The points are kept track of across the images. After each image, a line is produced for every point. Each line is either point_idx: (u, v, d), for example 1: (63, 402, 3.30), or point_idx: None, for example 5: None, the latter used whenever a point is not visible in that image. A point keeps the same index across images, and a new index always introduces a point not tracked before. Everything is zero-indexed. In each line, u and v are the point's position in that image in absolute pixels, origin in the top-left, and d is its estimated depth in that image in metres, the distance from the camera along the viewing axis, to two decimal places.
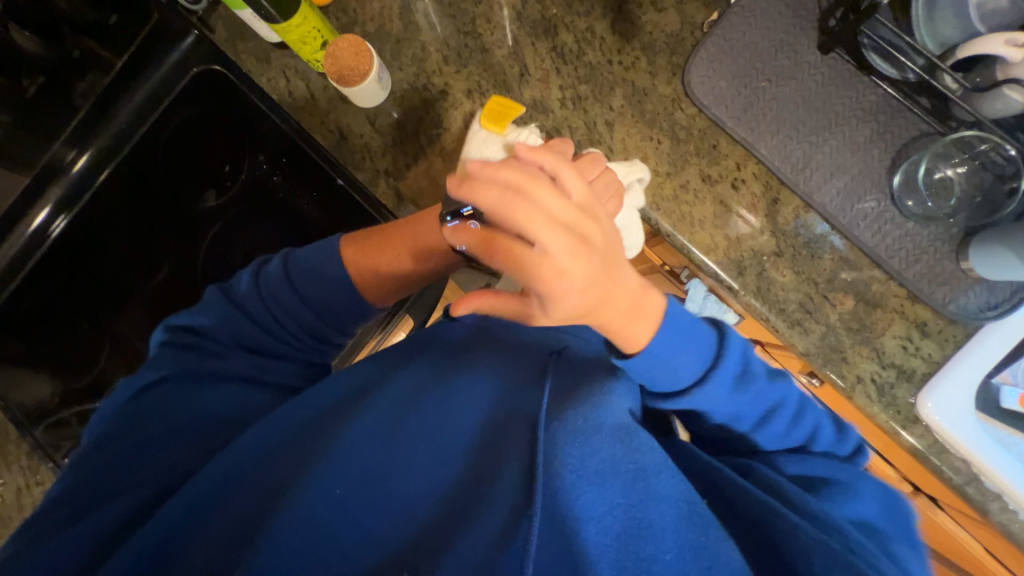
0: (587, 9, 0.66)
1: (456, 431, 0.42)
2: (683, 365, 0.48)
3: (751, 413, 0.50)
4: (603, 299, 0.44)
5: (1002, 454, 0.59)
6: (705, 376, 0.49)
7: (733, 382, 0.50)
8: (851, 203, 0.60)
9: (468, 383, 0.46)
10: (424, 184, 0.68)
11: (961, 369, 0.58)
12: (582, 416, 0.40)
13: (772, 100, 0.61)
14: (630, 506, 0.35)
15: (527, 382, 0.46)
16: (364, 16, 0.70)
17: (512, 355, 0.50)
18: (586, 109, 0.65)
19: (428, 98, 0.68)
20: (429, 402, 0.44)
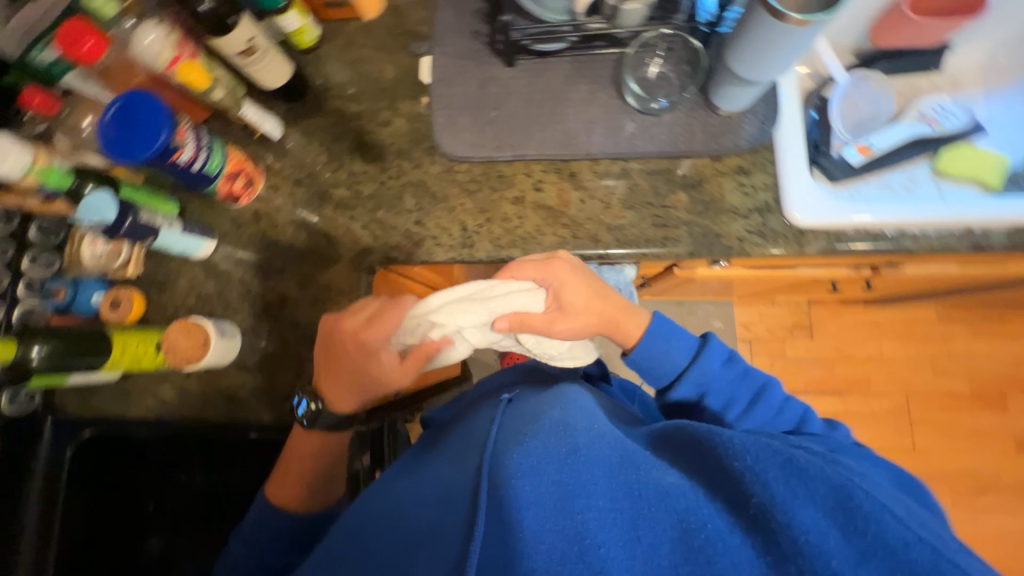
0: (340, 163, 0.75)
1: (428, 485, 0.54)
2: (680, 350, 0.67)
3: (741, 395, 0.66)
4: (599, 310, 0.65)
5: (869, 207, 0.64)
6: (697, 359, 0.66)
7: (724, 363, 0.67)
8: (620, 134, 0.69)
9: (443, 460, 0.58)
10: (322, 379, 0.70)
11: (791, 184, 0.65)
12: (519, 430, 0.49)
13: (507, 119, 0.71)
14: (563, 478, 0.41)
15: (481, 434, 0.56)
16: (180, 297, 0.74)
17: (472, 425, 0.62)
18: (395, 226, 0.71)
19: (274, 314, 0.72)
20: (411, 480, 0.58)
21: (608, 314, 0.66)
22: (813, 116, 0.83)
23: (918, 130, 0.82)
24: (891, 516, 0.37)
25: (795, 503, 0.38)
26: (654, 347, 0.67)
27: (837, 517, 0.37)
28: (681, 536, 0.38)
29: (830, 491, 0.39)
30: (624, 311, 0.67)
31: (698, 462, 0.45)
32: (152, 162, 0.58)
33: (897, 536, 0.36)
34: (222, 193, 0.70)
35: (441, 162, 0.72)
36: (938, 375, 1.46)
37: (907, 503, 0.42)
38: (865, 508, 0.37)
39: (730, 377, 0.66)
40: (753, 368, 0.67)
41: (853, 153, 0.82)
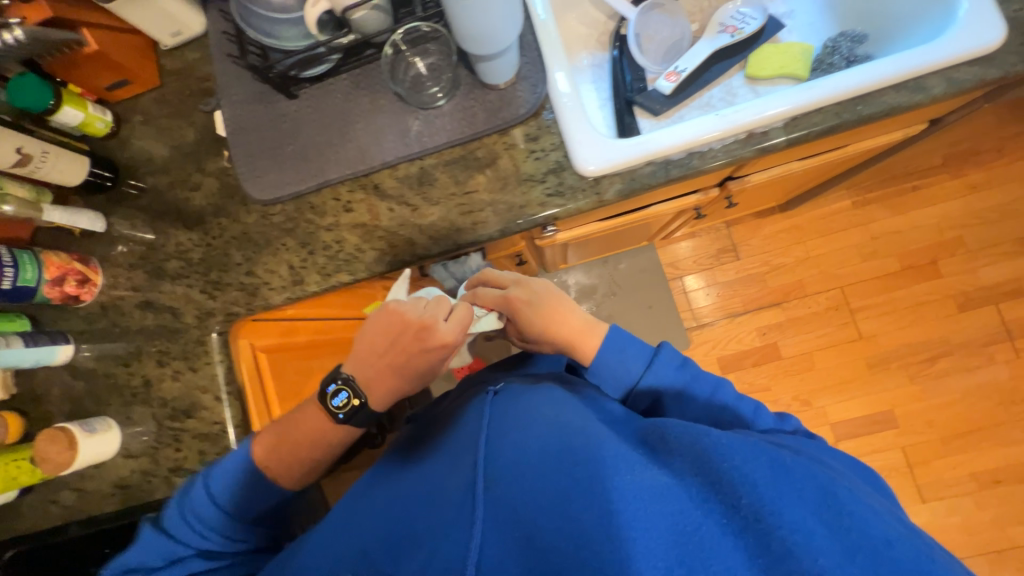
0: (166, 236, 0.76)
1: (407, 492, 0.53)
2: (635, 356, 0.64)
3: (697, 396, 0.62)
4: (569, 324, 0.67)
5: (681, 131, 0.64)
6: (651, 365, 0.63)
7: (677, 368, 0.64)
8: (408, 136, 0.69)
9: (419, 468, 0.56)
10: (200, 445, 0.72)
11: (629, 148, 0.65)
12: (513, 423, 0.52)
13: (303, 150, 0.72)
14: (557, 483, 0.44)
15: (464, 436, 0.55)
16: (55, 406, 0.76)
17: (448, 428, 0.60)
18: (230, 282, 0.73)
19: (143, 397, 0.74)
20: (386, 487, 0.56)
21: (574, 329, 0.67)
22: (616, 55, 0.84)
23: (720, 42, 0.81)
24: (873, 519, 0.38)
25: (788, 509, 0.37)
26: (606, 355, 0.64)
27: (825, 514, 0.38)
28: (677, 536, 0.38)
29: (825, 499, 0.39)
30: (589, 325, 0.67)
31: (691, 457, 0.42)
32: None
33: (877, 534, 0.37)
34: (56, 297, 0.72)
35: (257, 210, 0.74)
36: (867, 259, 1.45)
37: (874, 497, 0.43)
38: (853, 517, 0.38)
39: (691, 381, 0.63)
40: (707, 370, 0.64)
41: (663, 83, 0.81)
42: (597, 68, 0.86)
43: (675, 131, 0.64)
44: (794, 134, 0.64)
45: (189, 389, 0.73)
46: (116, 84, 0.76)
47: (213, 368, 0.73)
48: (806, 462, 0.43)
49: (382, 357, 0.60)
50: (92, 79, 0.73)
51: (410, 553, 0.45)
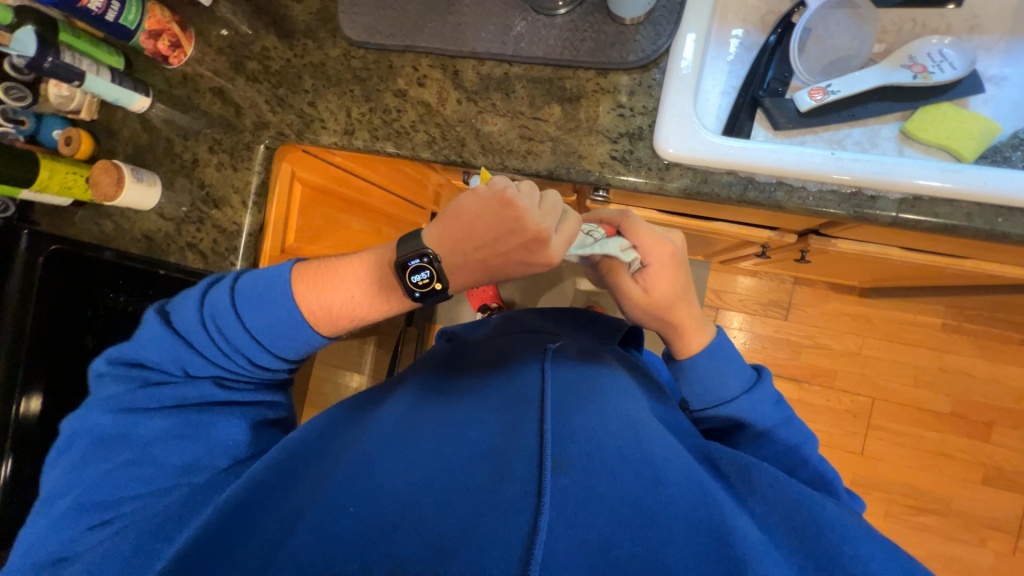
0: (257, 35, 0.77)
1: (467, 426, 0.52)
2: (733, 371, 0.62)
3: (779, 436, 0.61)
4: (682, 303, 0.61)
5: (790, 154, 0.56)
6: (747, 394, 0.61)
7: (772, 407, 0.62)
8: (508, 34, 0.65)
9: (479, 404, 0.56)
10: (215, 234, 0.79)
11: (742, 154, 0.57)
12: (576, 406, 0.53)
13: (405, 5, 0.69)
14: (644, 499, 0.44)
15: (530, 392, 0.55)
16: (121, 145, 0.84)
17: (507, 372, 0.60)
18: (290, 103, 0.75)
19: (187, 172, 0.80)
20: (442, 407, 0.56)
21: (683, 317, 0.62)
22: (771, 42, 0.72)
23: (894, 78, 0.68)
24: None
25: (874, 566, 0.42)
26: (713, 358, 0.62)
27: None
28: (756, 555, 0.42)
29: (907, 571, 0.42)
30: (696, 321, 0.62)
31: (781, 510, 0.47)
32: (60, 2, 0.64)
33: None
34: (148, 49, 0.76)
35: (341, 45, 0.73)
36: (918, 385, 1.31)
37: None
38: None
39: (783, 423, 0.61)
40: (801, 421, 0.62)
41: (804, 96, 0.70)
42: (742, 50, 0.74)
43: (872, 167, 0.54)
44: (905, 215, 0.54)
45: (227, 183, 0.78)
46: None
47: (250, 175, 0.78)
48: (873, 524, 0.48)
49: (483, 248, 0.53)
50: None
51: (483, 504, 0.43)
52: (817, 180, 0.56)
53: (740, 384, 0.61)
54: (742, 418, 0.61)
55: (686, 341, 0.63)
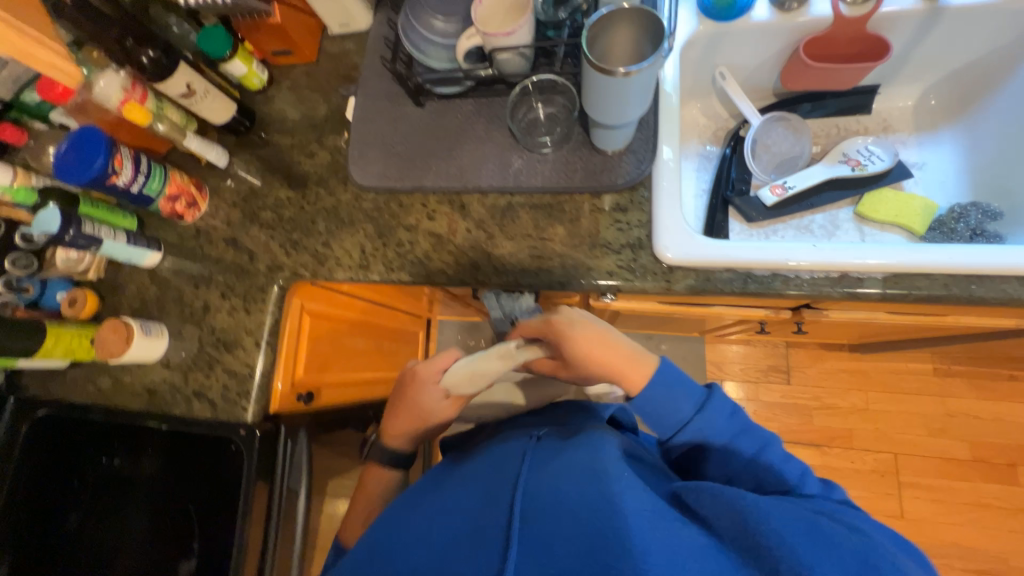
0: (271, 189, 0.84)
1: (449, 503, 0.56)
2: (683, 393, 0.62)
3: (743, 449, 0.61)
4: (608, 358, 0.63)
5: (779, 247, 0.62)
6: (701, 410, 0.62)
7: (724, 418, 0.62)
8: (508, 170, 0.73)
9: (459, 486, 0.59)
10: (226, 379, 0.77)
11: (740, 250, 0.63)
12: (555, 468, 0.54)
13: (411, 153, 0.78)
14: (591, 535, 0.45)
15: (509, 464, 0.58)
16: (127, 299, 0.84)
17: (488, 455, 0.62)
18: (306, 245, 0.79)
19: (198, 319, 0.80)
20: (428, 497, 0.60)
21: (620, 365, 0.63)
22: (728, 153, 0.84)
23: (838, 171, 0.79)
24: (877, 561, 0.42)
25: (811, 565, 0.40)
26: (661, 384, 0.62)
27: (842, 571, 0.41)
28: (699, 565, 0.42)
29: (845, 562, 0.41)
30: (634, 358, 0.63)
31: (733, 525, 0.46)
32: (91, 182, 0.69)
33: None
34: (166, 210, 0.81)
35: (353, 191, 0.80)
36: (932, 435, 1.31)
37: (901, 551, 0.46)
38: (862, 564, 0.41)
39: (743, 430, 0.62)
40: (757, 426, 0.63)
41: (766, 193, 0.80)
42: (705, 160, 0.86)
43: (847, 253, 0.60)
44: (893, 291, 0.60)
45: (239, 326, 0.78)
46: (280, 52, 0.86)
47: (263, 315, 0.78)
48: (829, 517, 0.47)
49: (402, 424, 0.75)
50: (263, 43, 0.84)
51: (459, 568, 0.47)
52: (817, 266, 0.61)
53: (697, 404, 0.62)
54: (699, 438, 0.62)
55: (633, 376, 0.62)
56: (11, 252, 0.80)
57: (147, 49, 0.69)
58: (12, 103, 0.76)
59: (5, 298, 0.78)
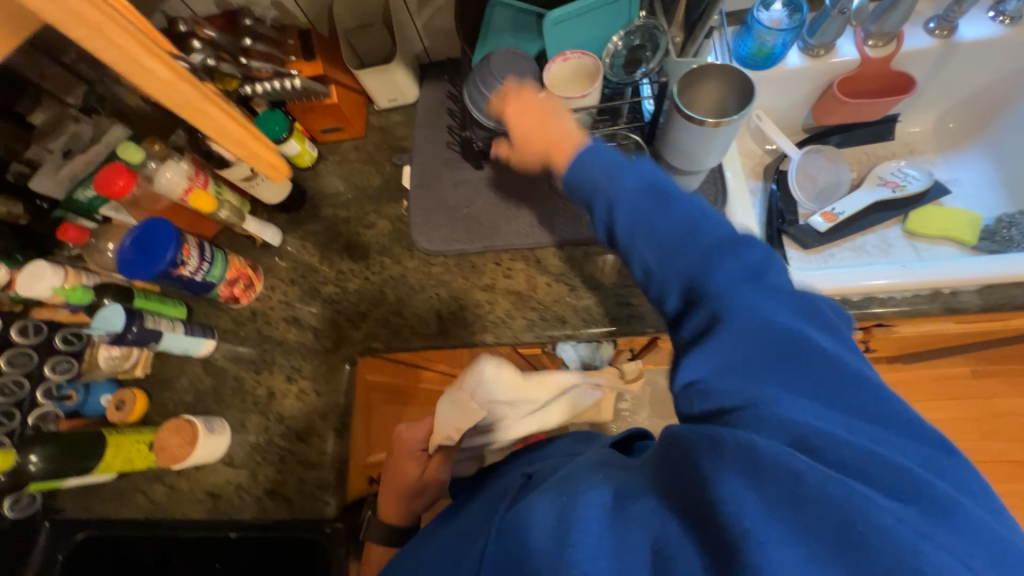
0: (331, 263, 0.82)
1: (430, 554, 0.50)
2: (595, 156, 0.45)
3: (666, 222, 0.40)
4: (543, 128, 0.53)
5: (870, 271, 0.64)
6: (614, 175, 0.43)
7: (690, 218, 0.40)
8: (581, 222, 0.74)
9: (436, 546, 0.51)
10: (303, 471, 0.71)
11: (834, 276, 0.64)
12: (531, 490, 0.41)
13: (478, 214, 0.78)
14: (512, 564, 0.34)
15: (483, 514, 0.48)
16: (178, 396, 0.78)
17: (472, 506, 0.54)
18: (378, 316, 0.77)
19: (263, 408, 0.75)
20: (410, 553, 0.55)
21: (542, 116, 0.54)
22: (774, 187, 0.86)
23: (881, 195, 0.83)
24: (882, 514, 0.25)
25: (758, 527, 0.26)
26: (619, 178, 0.43)
27: (810, 535, 0.26)
28: (636, 551, 0.30)
29: (851, 541, 0.25)
30: (564, 131, 0.52)
31: (687, 492, 0.30)
32: (157, 275, 0.67)
33: (888, 558, 0.24)
34: (224, 296, 0.78)
35: (420, 257, 0.79)
36: (985, 438, 1.32)
37: (969, 508, 0.27)
38: (861, 526, 0.25)
39: (703, 241, 0.39)
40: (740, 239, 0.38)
41: (818, 221, 0.83)
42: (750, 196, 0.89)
43: (913, 275, 0.63)
44: (988, 303, 0.62)
45: (310, 411, 0.74)
46: (330, 129, 0.87)
47: (337, 395, 0.74)
48: (818, 452, 0.29)
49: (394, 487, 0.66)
50: (314, 123, 0.85)
51: None
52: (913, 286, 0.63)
53: (611, 161, 0.45)
54: (636, 230, 0.42)
55: (544, 134, 0.53)
56: (54, 355, 0.74)
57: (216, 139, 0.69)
58: (62, 201, 0.74)
59: (46, 408, 0.71)
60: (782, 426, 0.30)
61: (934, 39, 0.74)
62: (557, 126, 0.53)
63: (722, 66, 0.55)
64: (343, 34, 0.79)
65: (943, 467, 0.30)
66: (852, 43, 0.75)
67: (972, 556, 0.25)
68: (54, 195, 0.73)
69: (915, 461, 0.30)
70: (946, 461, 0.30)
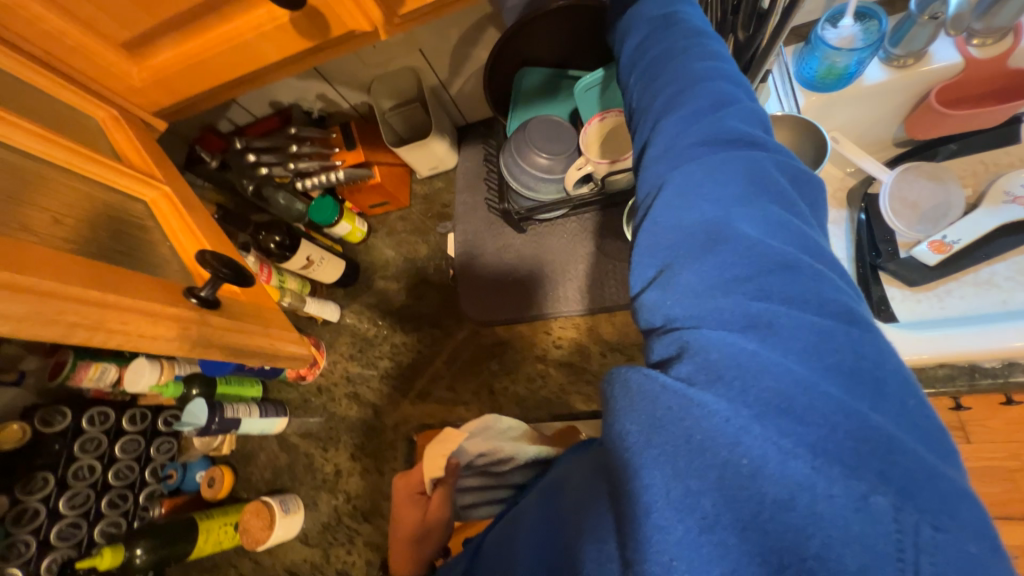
0: (386, 336, 0.84)
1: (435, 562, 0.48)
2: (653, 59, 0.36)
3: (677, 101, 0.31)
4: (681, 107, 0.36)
5: (1015, 324, 0.52)
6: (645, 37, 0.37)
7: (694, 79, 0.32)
8: (633, 283, 0.69)
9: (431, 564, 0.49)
10: (370, 553, 0.72)
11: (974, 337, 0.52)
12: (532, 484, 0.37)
13: (525, 280, 0.76)
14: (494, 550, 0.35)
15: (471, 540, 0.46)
16: (260, 471, 0.84)
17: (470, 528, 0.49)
18: (431, 390, 0.77)
19: (331, 486, 0.78)
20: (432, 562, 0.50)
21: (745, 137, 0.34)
22: (865, 216, 0.75)
23: (1012, 215, 0.68)
24: (723, 420, 0.20)
25: (630, 458, 0.21)
26: (632, 67, 0.38)
27: (669, 454, 0.20)
28: (566, 520, 0.27)
29: (690, 443, 0.20)
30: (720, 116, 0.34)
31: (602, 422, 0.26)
32: (233, 369, 0.71)
33: (716, 467, 0.19)
34: (292, 376, 0.82)
35: (469, 329, 0.78)
36: None
37: (857, 408, 0.20)
38: (701, 432, 0.20)
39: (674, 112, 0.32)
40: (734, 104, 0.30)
41: (926, 252, 0.69)
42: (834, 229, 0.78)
43: None
44: None
45: (374, 490, 0.75)
46: (377, 204, 0.90)
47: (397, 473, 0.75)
48: (703, 368, 0.22)
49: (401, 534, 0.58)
50: (362, 201, 0.89)
51: None
52: None
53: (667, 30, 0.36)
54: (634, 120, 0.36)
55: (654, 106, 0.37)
56: (158, 437, 0.83)
57: (274, 236, 0.73)
58: None
59: (152, 487, 0.80)
60: (676, 337, 0.24)
61: None
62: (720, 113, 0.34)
63: (787, 116, 0.49)
64: (381, 116, 0.81)
65: (842, 346, 0.22)
66: (949, 45, 0.63)
67: (811, 448, 0.19)
68: None
69: (804, 351, 0.21)
70: (852, 336, 0.22)
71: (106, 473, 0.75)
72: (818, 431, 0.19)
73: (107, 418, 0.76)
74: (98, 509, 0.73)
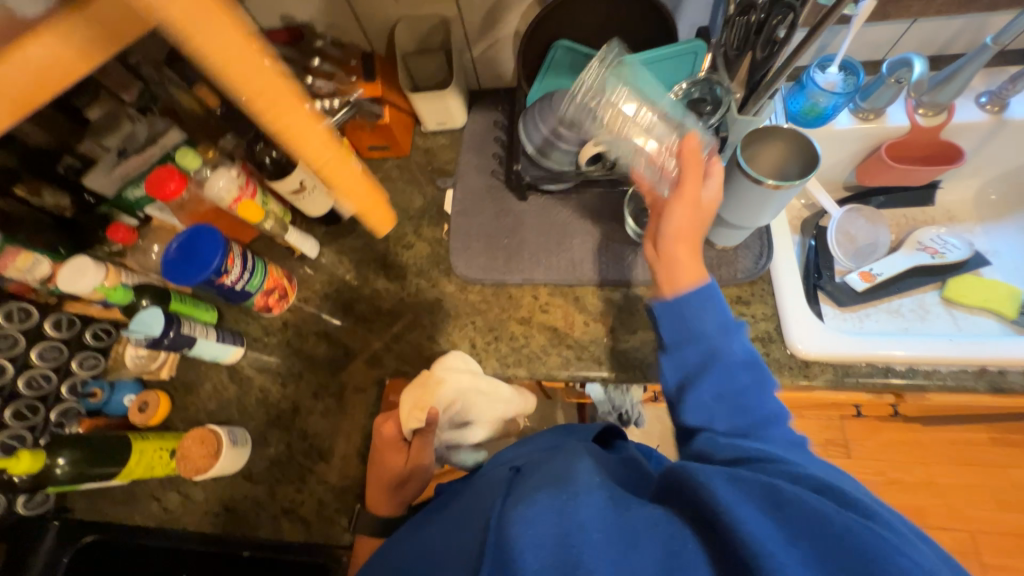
0: (367, 280, 0.82)
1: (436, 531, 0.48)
2: (701, 305, 0.50)
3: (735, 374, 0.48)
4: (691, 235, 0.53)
5: (918, 340, 0.64)
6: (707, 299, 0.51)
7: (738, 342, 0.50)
8: (622, 262, 0.74)
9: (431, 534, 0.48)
10: (321, 493, 0.69)
11: (881, 346, 0.64)
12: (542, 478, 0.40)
13: (519, 245, 0.78)
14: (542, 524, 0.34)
15: (477, 504, 0.46)
16: (201, 402, 0.77)
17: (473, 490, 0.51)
18: (409, 338, 0.76)
19: (286, 423, 0.74)
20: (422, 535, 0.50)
21: (689, 244, 0.53)
22: (813, 244, 0.86)
23: (919, 259, 0.83)
24: (865, 533, 0.29)
25: (751, 526, 0.31)
26: (683, 308, 0.51)
27: (802, 542, 0.30)
28: None
29: (832, 544, 0.29)
30: (692, 249, 0.53)
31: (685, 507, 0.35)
32: (200, 282, 0.66)
33: (853, 557, 0.29)
34: (257, 304, 0.77)
35: (457, 284, 0.78)
36: (1005, 510, 1.27)
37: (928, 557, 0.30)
38: (841, 531, 0.30)
39: (722, 379, 0.48)
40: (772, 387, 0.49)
41: (856, 279, 0.84)
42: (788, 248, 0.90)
43: (956, 347, 0.63)
44: None
45: (334, 430, 0.73)
46: (376, 146, 0.88)
47: (362, 415, 0.73)
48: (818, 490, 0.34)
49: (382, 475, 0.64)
50: (362, 140, 0.86)
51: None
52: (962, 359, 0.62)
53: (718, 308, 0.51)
54: (681, 370, 0.50)
55: (679, 264, 0.52)
56: (81, 349, 0.74)
57: (271, 151, 0.70)
58: (108, 198, 0.75)
59: (68, 404, 0.71)
60: (780, 472, 0.37)
61: (985, 113, 0.75)
62: (694, 270, 0.52)
63: (791, 130, 0.56)
64: (402, 57, 0.81)
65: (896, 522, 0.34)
66: (902, 109, 0.76)
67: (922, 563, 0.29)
68: (104, 191, 0.73)
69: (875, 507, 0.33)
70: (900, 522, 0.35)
71: (17, 379, 0.69)
72: (895, 536, 0.30)
73: (27, 317, 0.70)
74: (1, 418, 0.66)
